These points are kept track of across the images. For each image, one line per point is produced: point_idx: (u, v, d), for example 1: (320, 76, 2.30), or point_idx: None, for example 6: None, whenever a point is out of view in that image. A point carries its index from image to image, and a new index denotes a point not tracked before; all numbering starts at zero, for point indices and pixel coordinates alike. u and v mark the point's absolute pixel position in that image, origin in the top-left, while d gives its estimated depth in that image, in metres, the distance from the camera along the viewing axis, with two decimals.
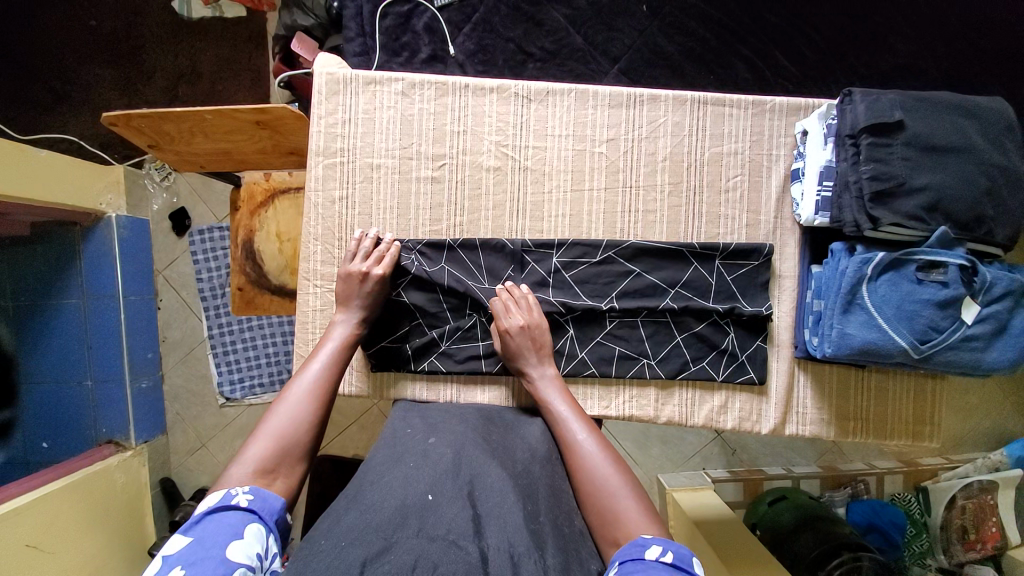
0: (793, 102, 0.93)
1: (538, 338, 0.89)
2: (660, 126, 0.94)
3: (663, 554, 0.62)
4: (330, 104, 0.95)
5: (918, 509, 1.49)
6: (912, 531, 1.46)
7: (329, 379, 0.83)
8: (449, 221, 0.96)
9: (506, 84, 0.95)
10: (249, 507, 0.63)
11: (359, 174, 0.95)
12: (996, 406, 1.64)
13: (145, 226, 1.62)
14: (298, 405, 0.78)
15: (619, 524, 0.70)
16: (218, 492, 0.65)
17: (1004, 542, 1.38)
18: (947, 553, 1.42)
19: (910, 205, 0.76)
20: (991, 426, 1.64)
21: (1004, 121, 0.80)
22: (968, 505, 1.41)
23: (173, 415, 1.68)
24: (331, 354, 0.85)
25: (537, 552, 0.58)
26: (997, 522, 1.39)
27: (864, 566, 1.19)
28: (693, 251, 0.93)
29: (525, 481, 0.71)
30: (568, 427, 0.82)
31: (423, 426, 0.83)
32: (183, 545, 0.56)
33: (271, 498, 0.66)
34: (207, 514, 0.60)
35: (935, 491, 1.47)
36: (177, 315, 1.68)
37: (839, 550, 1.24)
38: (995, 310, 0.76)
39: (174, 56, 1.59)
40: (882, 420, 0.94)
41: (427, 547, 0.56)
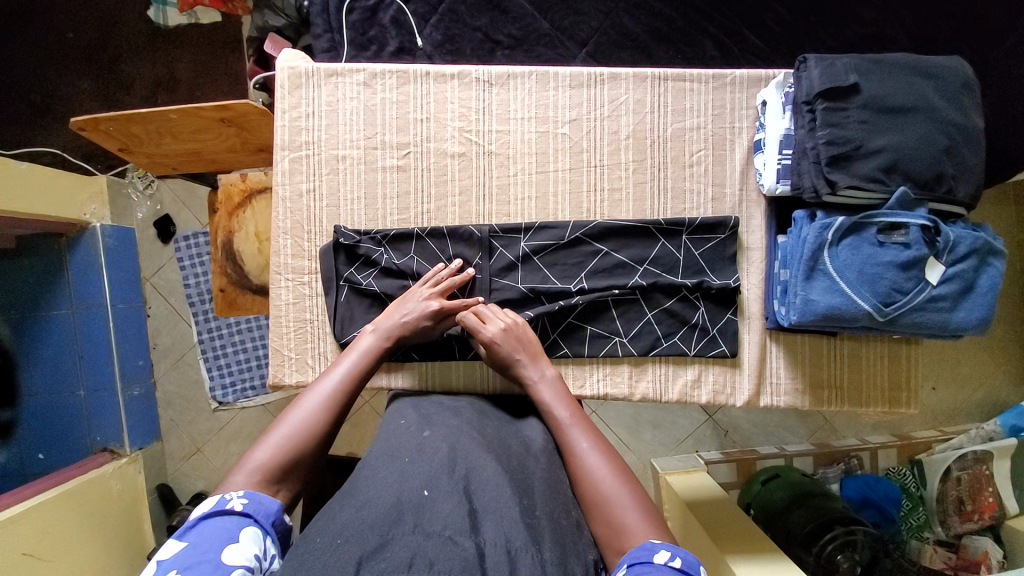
0: (754, 74, 0.92)
1: (524, 338, 0.87)
2: (622, 105, 0.94)
3: (671, 558, 0.60)
4: (292, 98, 0.96)
5: (913, 482, 1.48)
6: (908, 504, 1.46)
7: (348, 393, 0.79)
8: (417, 210, 0.96)
9: (467, 70, 0.95)
10: (244, 511, 0.61)
11: (325, 166, 0.96)
12: (987, 375, 1.63)
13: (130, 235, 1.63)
14: (311, 414, 0.75)
15: (624, 532, 0.66)
16: (214, 497, 0.63)
17: (1003, 512, 1.38)
18: (944, 525, 1.42)
19: (869, 166, 0.76)
20: (983, 396, 1.63)
21: (961, 79, 0.80)
22: (963, 476, 1.40)
23: (167, 422, 1.69)
24: (353, 365, 0.82)
25: (533, 546, 0.59)
26: (994, 491, 1.39)
27: (858, 539, 1.21)
28: (660, 227, 0.93)
29: (520, 476, 0.71)
30: (570, 435, 0.77)
31: (417, 417, 0.83)
32: (177, 551, 0.55)
33: (268, 500, 0.64)
34: (202, 519, 0.59)
35: (930, 464, 1.46)
36: (166, 321, 1.68)
37: (832, 524, 1.25)
38: (960, 269, 0.76)
39: (151, 64, 1.60)
40: (858, 388, 0.94)
41: (423, 545, 0.55)
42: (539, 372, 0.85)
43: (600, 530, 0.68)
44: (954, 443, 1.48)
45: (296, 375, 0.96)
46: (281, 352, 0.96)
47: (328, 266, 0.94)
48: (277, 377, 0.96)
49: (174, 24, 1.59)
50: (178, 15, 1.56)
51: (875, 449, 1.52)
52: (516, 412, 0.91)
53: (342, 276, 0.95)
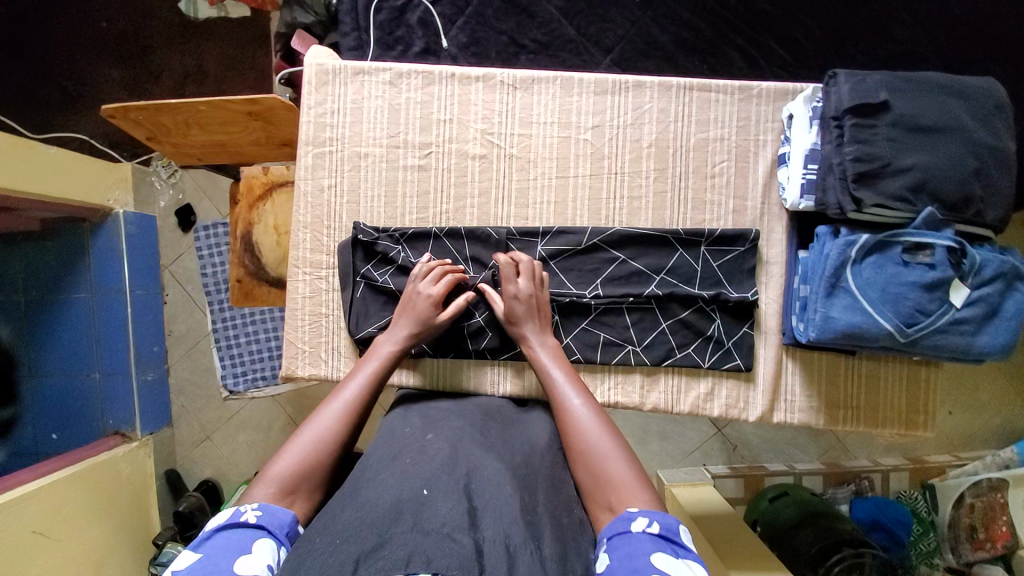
0: (780, 87, 0.92)
1: (539, 307, 0.89)
2: (645, 113, 0.94)
3: (649, 524, 0.62)
4: (319, 95, 0.97)
5: (925, 506, 1.48)
6: (919, 530, 1.45)
7: (365, 401, 0.80)
8: (436, 210, 0.97)
9: (492, 73, 0.96)
10: (257, 522, 0.63)
11: (348, 163, 0.97)
12: (1006, 401, 1.60)
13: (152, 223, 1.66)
14: (328, 425, 0.76)
15: (608, 484, 0.70)
16: (229, 508, 0.65)
17: (1016, 541, 1.29)
18: (955, 552, 1.39)
19: (896, 185, 0.75)
20: (1001, 422, 1.60)
21: (992, 99, 0.79)
22: (977, 503, 1.36)
23: (178, 407, 1.71)
24: (370, 372, 0.83)
25: (532, 542, 0.59)
26: (1007, 520, 1.30)
27: (866, 562, 1.19)
28: (678, 237, 0.93)
29: (521, 475, 0.71)
30: (563, 394, 0.80)
31: (422, 424, 0.82)
32: (192, 562, 0.57)
33: (281, 511, 0.66)
34: (216, 531, 0.61)
35: (943, 488, 1.44)
36: (182, 308, 1.71)
37: (839, 546, 1.24)
38: (985, 292, 0.75)
39: (181, 57, 1.64)
40: (874, 408, 0.92)
41: (421, 542, 0.54)
42: (537, 339, 0.87)
43: (585, 481, 0.72)
44: (968, 469, 1.45)
45: (309, 367, 0.97)
46: (296, 344, 0.97)
47: (346, 262, 0.95)
48: (291, 369, 0.98)
49: (205, 15, 1.64)
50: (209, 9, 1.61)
51: (887, 472, 1.51)
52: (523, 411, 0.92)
53: (359, 273, 0.95)
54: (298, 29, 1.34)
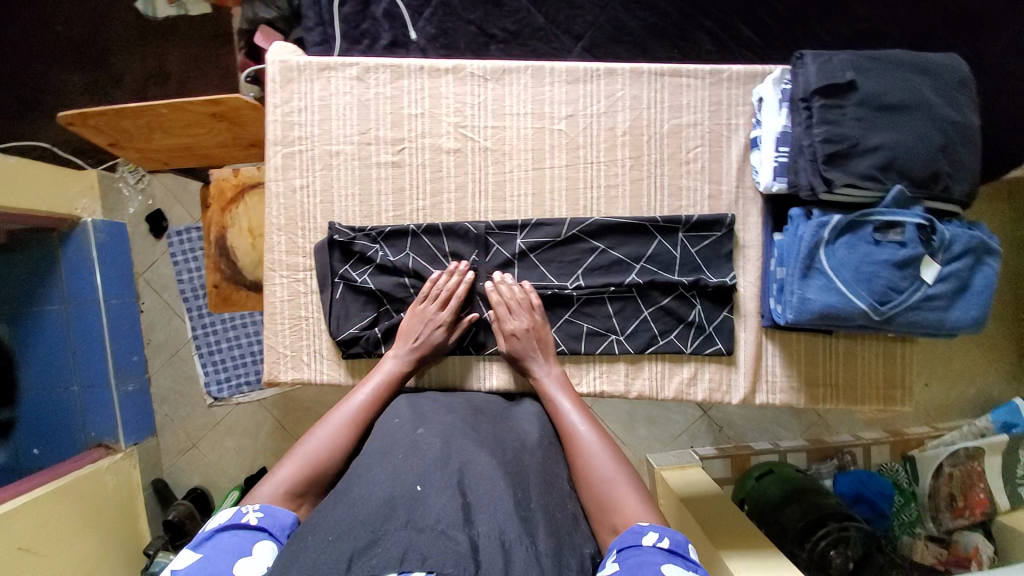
0: (750, 70, 0.92)
1: (543, 338, 0.90)
2: (618, 101, 0.93)
3: (660, 539, 0.64)
4: (285, 92, 0.95)
5: (906, 478, 1.51)
6: (900, 500, 1.49)
7: (368, 417, 0.83)
8: (412, 206, 0.95)
9: (461, 64, 0.94)
10: (259, 524, 0.65)
11: (318, 162, 0.94)
12: (980, 372, 1.64)
13: (122, 230, 1.61)
14: (332, 436, 0.79)
15: (616, 507, 0.72)
16: (230, 509, 0.67)
17: (993, 508, 1.39)
18: (936, 521, 1.44)
19: (866, 164, 0.75)
20: (977, 392, 1.65)
21: (956, 76, 0.80)
22: (955, 472, 1.41)
23: (162, 417, 1.68)
24: (376, 388, 0.86)
25: (526, 537, 0.60)
26: (985, 487, 1.40)
27: (850, 535, 1.25)
28: (656, 224, 0.92)
29: (514, 469, 0.71)
30: (573, 421, 0.82)
31: (411, 414, 0.80)
32: (193, 562, 0.59)
33: (280, 513, 0.68)
34: (219, 531, 0.63)
35: (922, 462, 1.49)
36: (160, 317, 1.67)
37: (825, 520, 1.28)
38: (954, 268, 0.76)
39: (142, 57, 1.58)
40: (853, 385, 0.94)
41: (415, 539, 0.57)
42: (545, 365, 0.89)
43: (592, 501, 0.74)
44: (948, 440, 1.49)
45: (291, 372, 0.95)
46: (276, 348, 0.94)
47: (322, 263, 0.92)
48: (272, 374, 0.95)
49: (165, 15, 1.57)
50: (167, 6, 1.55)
51: (868, 445, 1.55)
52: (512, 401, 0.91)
53: (336, 274, 0.93)
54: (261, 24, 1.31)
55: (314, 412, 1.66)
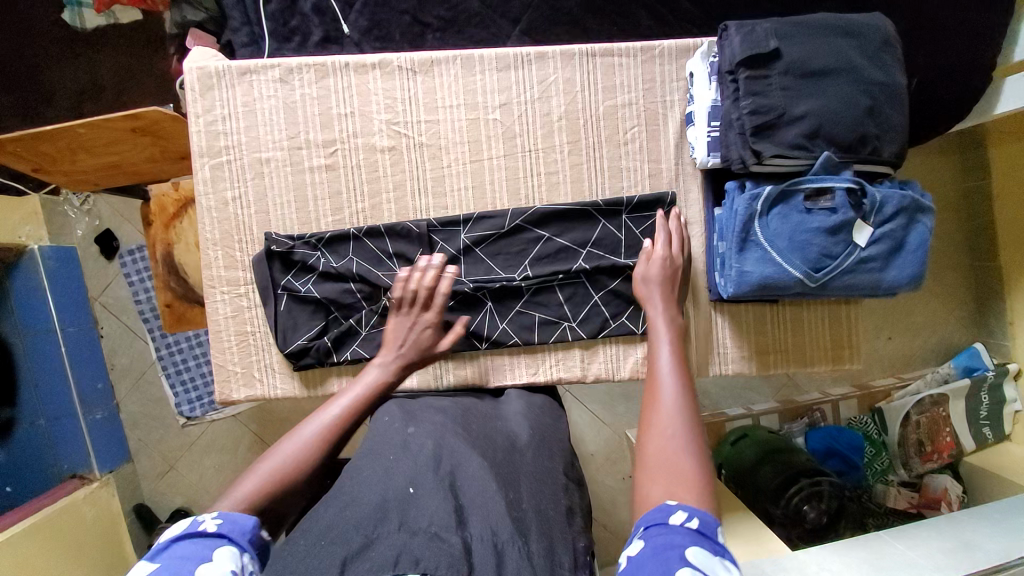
0: (682, 44, 0.90)
1: (674, 276, 0.87)
2: (551, 85, 0.92)
3: (689, 519, 0.56)
4: (205, 101, 0.91)
5: (875, 428, 1.56)
6: (873, 450, 1.53)
7: (352, 423, 0.77)
8: (351, 209, 0.92)
9: (387, 58, 0.90)
10: (217, 531, 0.58)
11: (249, 170, 0.91)
12: (941, 321, 1.69)
13: (72, 253, 1.55)
14: (311, 442, 0.72)
15: (674, 474, 0.61)
16: (185, 518, 0.59)
17: (959, 449, 1.50)
18: (906, 467, 1.50)
19: (793, 133, 0.75)
20: (937, 341, 1.70)
21: (882, 36, 0.78)
22: (922, 419, 1.49)
23: (137, 442, 1.65)
24: (361, 394, 0.79)
25: (519, 537, 0.60)
26: (951, 431, 1.50)
27: (824, 490, 1.29)
28: (598, 209, 0.92)
29: (506, 469, 0.69)
30: (658, 372, 0.74)
31: (401, 413, 0.78)
32: (147, 574, 0.52)
33: (243, 518, 0.61)
34: (170, 542, 0.55)
35: (890, 411, 1.54)
36: (121, 339, 1.64)
37: (798, 476, 1.32)
38: (887, 229, 0.77)
39: (73, 72, 1.50)
40: (801, 350, 0.96)
41: (409, 542, 0.56)
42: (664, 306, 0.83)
43: (646, 457, 0.64)
44: (913, 388, 1.56)
45: (244, 389, 0.93)
46: (226, 367, 0.93)
47: (262, 276, 0.90)
48: (225, 394, 0.93)
49: (93, 26, 1.49)
50: (95, 16, 1.46)
51: (836, 401, 1.60)
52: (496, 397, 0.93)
53: (279, 285, 0.90)
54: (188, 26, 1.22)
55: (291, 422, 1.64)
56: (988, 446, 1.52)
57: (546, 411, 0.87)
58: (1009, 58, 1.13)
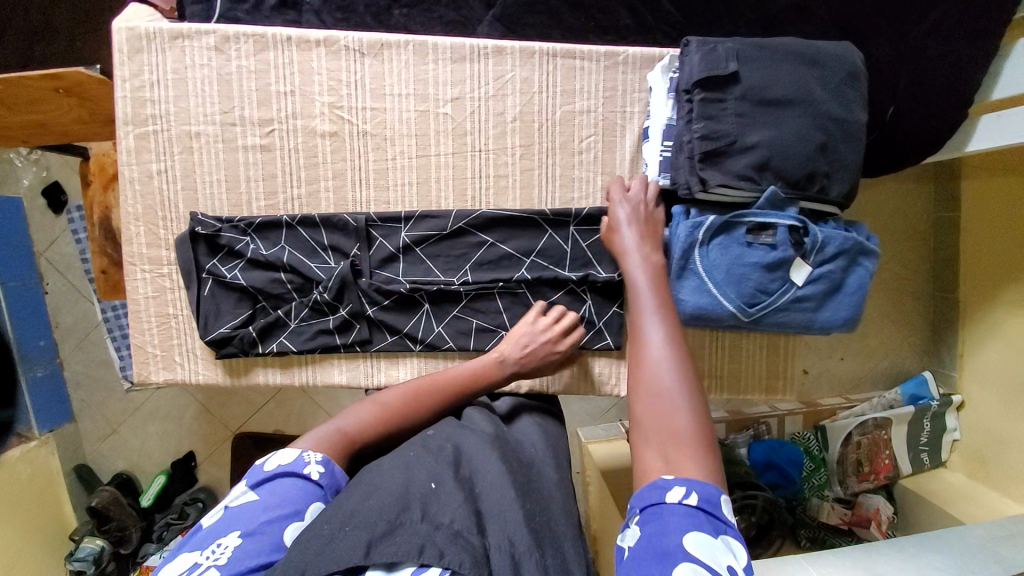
0: (647, 53, 0.86)
1: (649, 217, 0.79)
2: (507, 83, 0.87)
3: (687, 495, 0.50)
4: (134, 64, 0.84)
5: (816, 445, 1.54)
6: (811, 466, 1.51)
7: (448, 396, 0.76)
8: (286, 195, 0.88)
9: (334, 36, 0.85)
10: (318, 481, 0.59)
11: (177, 144, 0.86)
12: (896, 346, 1.66)
13: (17, 205, 1.43)
14: (407, 398, 0.74)
15: (669, 437, 0.56)
16: (296, 449, 0.61)
17: (897, 472, 1.51)
18: (842, 484, 1.50)
19: (741, 163, 0.73)
20: (889, 366, 1.67)
21: (847, 67, 0.75)
22: (863, 441, 1.49)
23: (78, 402, 1.55)
24: (466, 371, 0.78)
25: (536, 550, 0.55)
26: (890, 453, 1.50)
27: (757, 504, 1.29)
28: (546, 218, 0.89)
29: (524, 475, 0.66)
30: (643, 321, 0.68)
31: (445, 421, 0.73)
32: (248, 506, 0.55)
33: (339, 475, 0.62)
34: (277, 477, 0.58)
35: (833, 429, 1.52)
36: (68, 298, 1.52)
37: (733, 488, 1.31)
38: (826, 270, 0.76)
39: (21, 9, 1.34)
40: (737, 376, 0.96)
41: (432, 535, 0.52)
42: (640, 248, 0.75)
43: (640, 422, 0.59)
44: (857, 410, 1.55)
45: (162, 372, 0.89)
46: (145, 348, 0.89)
47: (184, 258, 0.86)
48: (143, 375, 0.90)
49: None
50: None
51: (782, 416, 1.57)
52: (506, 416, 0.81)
53: (203, 269, 0.87)
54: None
55: (240, 396, 1.53)
56: (924, 470, 1.53)
57: (555, 431, 0.81)
58: (988, 95, 1.02)
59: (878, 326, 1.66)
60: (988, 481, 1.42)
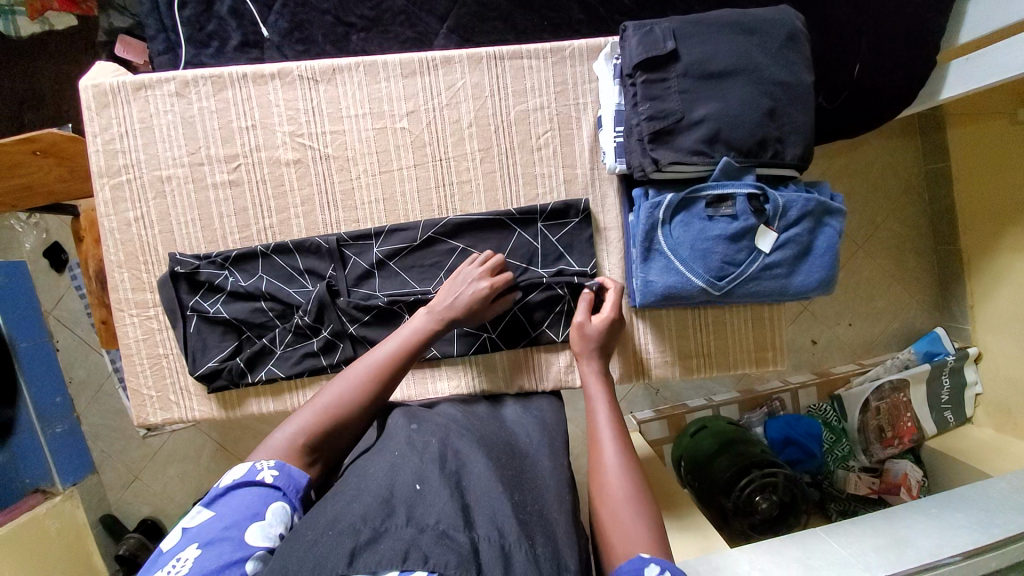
0: (592, 43, 0.88)
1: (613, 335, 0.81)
2: (459, 91, 0.89)
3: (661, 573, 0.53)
4: (102, 119, 0.87)
5: (835, 416, 1.49)
6: (831, 438, 1.46)
7: (395, 367, 0.73)
8: (259, 225, 0.90)
9: (286, 68, 0.87)
10: (274, 483, 0.59)
11: (150, 190, 0.89)
12: (905, 306, 1.61)
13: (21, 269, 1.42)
14: (351, 385, 0.70)
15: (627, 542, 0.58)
16: (246, 463, 0.61)
17: (922, 435, 1.43)
18: (867, 453, 1.42)
19: (692, 139, 0.73)
20: (900, 325, 1.61)
21: (787, 31, 0.75)
22: (882, 406, 1.41)
23: (99, 453, 1.55)
24: (403, 340, 0.75)
25: (526, 540, 0.54)
26: (912, 415, 1.42)
27: (779, 481, 1.15)
28: (513, 218, 0.90)
29: (511, 470, 0.65)
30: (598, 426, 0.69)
31: (432, 423, 0.71)
32: (205, 520, 0.55)
33: (298, 474, 0.62)
34: (231, 488, 0.58)
35: (849, 397, 1.46)
36: (78, 352, 1.53)
37: (749, 468, 1.18)
38: (793, 234, 0.75)
39: (9, 82, 1.36)
40: (725, 354, 0.95)
41: (417, 539, 0.50)
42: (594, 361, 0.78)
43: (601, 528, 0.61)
44: (873, 375, 1.48)
45: (160, 412, 0.92)
46: (141, 391, 0.92)
47: (168, 298, 0.88)
48: (142, 417, 0.92)
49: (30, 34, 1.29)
50: (30, 23, 1.26)
51: (795, 390, 1.50)
52: (495, 404, 0.85)
53: (187, 306, 0.89)
54: (117, 34, 1.10)
55: (252, 429, 1.53)
56: (949, 430, 1.46)
57: (552, 420, 0.81)
58: (954, 39, 0.99)
59: (885, 289, 1.61)
60: (1015, 432, 1.36)
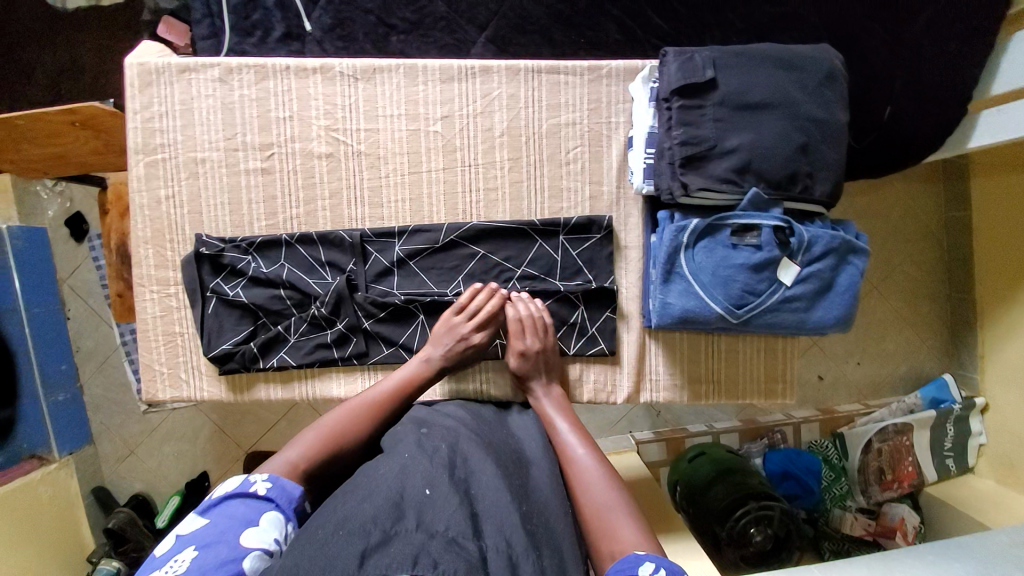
0: (629, 65, 0.89)
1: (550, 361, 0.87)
2: (494, 100, 0.90)
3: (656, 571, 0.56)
4: (144, 97, 0.89)
5: (836, 453, 1.46)
6: (830, 475, 1.44)
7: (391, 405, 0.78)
8: (285, 214, 0.91)
9: (329, 63, 0.89)
10: (266, 495, 0.60)
11: (183, 170, 0.90)
12: (915, 349, 1.60)
13: (41, 236, 1.43)
14: (350, 419, 0.74)
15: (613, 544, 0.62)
16: (240, 475, 0.62)
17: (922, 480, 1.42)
18: (865, 494, 1.41)
19: (723, 167, 0.74)
20: (909, 369, 1.60)
21: (826, 69, 0.76)
22: (884, 448, 1.40)
23: (98, 425, 1.56)
24: (399, 380, 0.80)
25: (533, 552, 0.55)
26: (913, 460, 1.41)
27: (775, 515, 1.14)
28: (535, 228, 0.91)
29: (520, 481, 0.65)
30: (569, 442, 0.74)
31: (442, 426, 0.71)
32: (198, 528, 0.56)
33: (291, 486, 0.63)
34: (224, 499, 0.58)
35: (852, 436, 1.44)
36: (87, 322, 1.55)
37: (747, 499, 1.17)
38: (816, 268, 0.75)
39: (52, 52, 1.39)
40: (734, 381, 0.95)
41: (427, 544, 0.50)
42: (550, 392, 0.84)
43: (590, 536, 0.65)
44: (877, 416, 1.46)
45: (169, 389, 0.93)
46: (152, 367, 0.92)
47: (190, 278, 0.90)
48: (151, 393, 0.93)
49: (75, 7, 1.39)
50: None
51: (799, 424, 1.49)
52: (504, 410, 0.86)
53: (207, 288, 0.90)
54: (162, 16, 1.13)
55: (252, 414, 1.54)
56: (952, 477, 1.44)
57: None
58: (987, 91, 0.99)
59: (896, 331, 1.60)
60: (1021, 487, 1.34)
